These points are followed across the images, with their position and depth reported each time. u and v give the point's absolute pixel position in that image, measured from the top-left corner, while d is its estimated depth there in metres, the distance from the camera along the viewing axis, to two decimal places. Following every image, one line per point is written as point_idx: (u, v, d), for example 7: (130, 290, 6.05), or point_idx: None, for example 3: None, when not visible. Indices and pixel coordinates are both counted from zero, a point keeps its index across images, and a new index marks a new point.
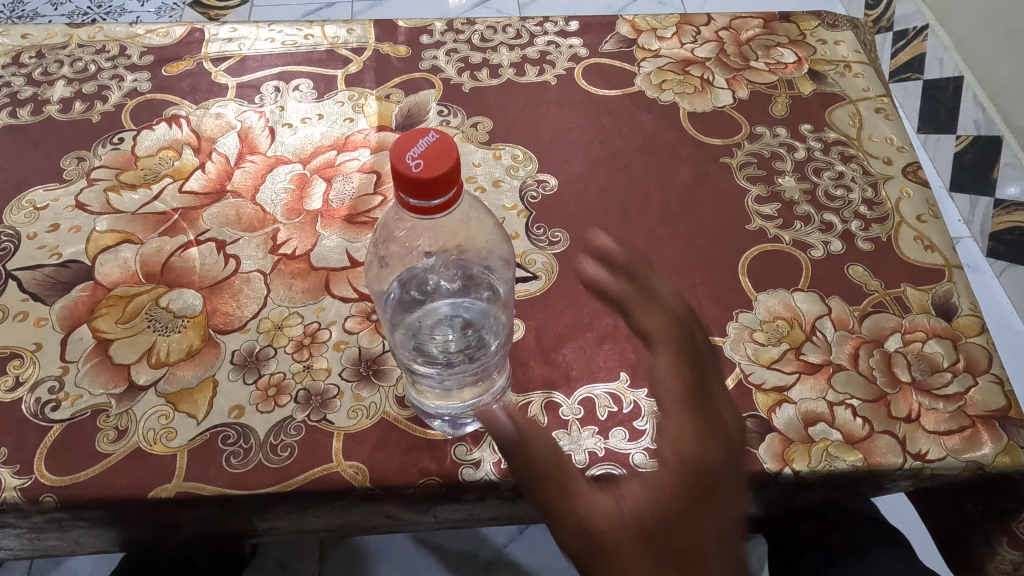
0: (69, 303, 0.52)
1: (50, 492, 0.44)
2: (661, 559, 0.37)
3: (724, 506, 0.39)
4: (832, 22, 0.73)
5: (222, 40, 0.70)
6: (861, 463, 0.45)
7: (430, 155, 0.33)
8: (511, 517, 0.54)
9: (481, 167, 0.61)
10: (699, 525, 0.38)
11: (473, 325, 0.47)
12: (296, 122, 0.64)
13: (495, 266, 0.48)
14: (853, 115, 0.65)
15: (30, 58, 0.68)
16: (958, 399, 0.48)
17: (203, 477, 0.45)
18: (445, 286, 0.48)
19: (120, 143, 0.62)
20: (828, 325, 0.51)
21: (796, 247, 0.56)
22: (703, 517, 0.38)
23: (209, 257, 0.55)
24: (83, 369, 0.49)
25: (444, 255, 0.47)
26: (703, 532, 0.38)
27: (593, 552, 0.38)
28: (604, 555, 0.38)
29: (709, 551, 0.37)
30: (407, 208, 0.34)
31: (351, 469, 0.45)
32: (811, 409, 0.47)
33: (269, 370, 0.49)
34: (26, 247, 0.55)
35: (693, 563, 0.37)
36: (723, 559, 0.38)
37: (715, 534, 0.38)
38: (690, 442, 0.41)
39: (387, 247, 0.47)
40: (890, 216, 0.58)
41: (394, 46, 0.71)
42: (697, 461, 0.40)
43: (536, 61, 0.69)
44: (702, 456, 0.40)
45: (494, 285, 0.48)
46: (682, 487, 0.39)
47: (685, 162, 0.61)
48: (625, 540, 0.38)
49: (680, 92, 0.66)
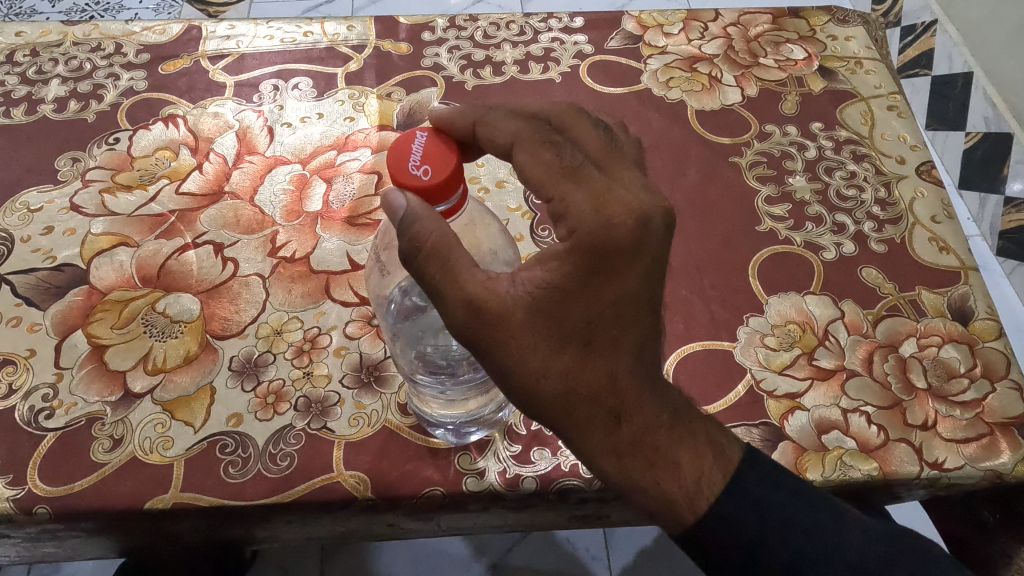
0: (64, 308, 0.51)
1: (43, 503, 0.43)
2: (564, 338, 0.35)
3: (629, 271, 0.35)
4: (843, 17, 0.72)
5: (220, 37, 0.69)
6: (876, 472, 0.44)
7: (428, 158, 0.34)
8: (516, 526, 0.53)
9: (484, 167, 0.59)
10: (597, 298, 0.35)
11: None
12: (296, 121, 0.62)
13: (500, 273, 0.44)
14: (864, 113, 0.64)
15: (24, 56, 0.67)
16: (975, 406, 0.46)
17: (200, 487, 0.44)
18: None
19: (116, 143, 0.61)
20: (841, 329, 0.50)
21: (808, 249, 0.54)
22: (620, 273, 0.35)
23: (206, 261, 0.53)
24: (78, 377, 0.48)
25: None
26: (604, 301, 0.35)
27: (489, 324, 0.35)
28: (498, 325, 0.35)
29: (611, 321, 0.35)
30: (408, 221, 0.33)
31: (352, 479, 0.44)
32: (825, 417, 0.46)
33: (268, 376, 0.48)
34: (20, 250, 0.54)
35: (598, 344, 0.36)
36: (625, 307, 0.35)
37: (633, 309, 0.36)
38: (586, 216, 0.34)
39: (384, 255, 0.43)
40: (904, 217, 0.56)
41: (396, 43, 0.69)
42: (598, 230, 0.34)
43: (540, 58, 0.68)
44: (604, 222, 0.34)
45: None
46: (583, 246, 0.34)
47: (693, 161, 0.60)
48: (520, 312, 0.35)
49: (687, 89, 0.65)
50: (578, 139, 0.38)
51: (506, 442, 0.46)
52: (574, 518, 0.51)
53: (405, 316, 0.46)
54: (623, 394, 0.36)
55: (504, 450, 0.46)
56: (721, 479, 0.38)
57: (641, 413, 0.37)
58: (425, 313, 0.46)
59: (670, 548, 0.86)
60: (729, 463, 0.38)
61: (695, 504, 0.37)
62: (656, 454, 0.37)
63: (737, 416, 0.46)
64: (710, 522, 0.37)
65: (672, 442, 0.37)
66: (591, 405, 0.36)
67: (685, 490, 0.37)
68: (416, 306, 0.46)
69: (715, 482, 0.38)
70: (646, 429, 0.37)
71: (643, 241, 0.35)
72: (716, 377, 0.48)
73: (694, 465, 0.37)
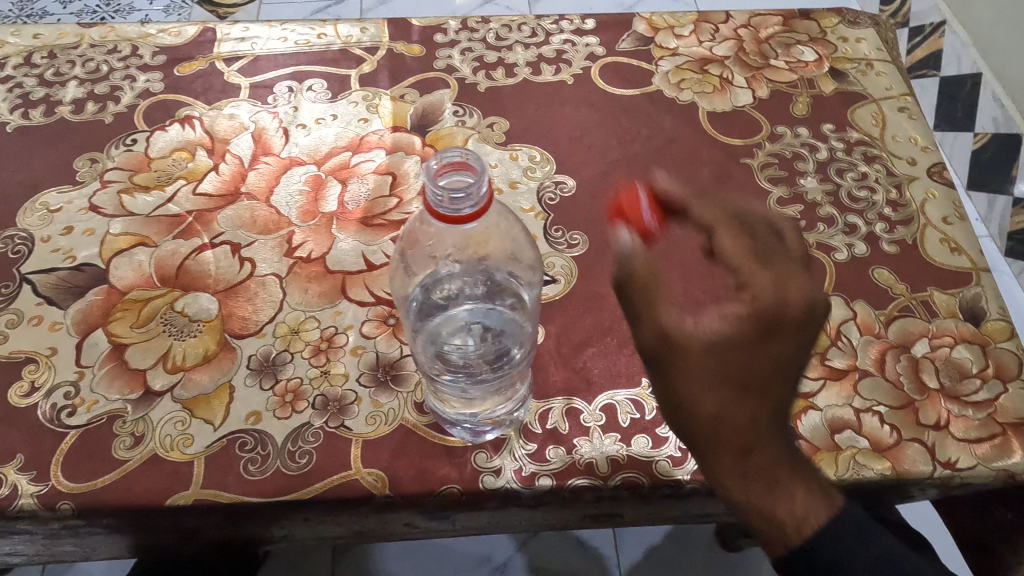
0: (84, 307, 0.52)
1: (66, 499, 0.44)
2: (729, 381, 0.40)
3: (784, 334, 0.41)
4: (853, 19, 0.72)
5: (235, 39, 0.70)
6: (890, 472, 0.44)
7: (461, 166, 0.34)
8: (529, 524, 0.53)
9: (498, 168, 0.60)
10: (769, 353, 0.40)
11: (494, 331, 0.47)
12: (310, 123, 0.63)
13: (523, 279, 0.47)
14: (875, 114, 0.64)
15: (42, 58, 0.67)
16: (987, 406, 0.47)
17: (220, 484, 0.44)
18: (466, 291, 0.47)
19: (133, 144, 0.61)
20: (853, 329, 0.50)
21: (819, 250, 0.55)
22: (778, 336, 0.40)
23: (224, 261, 0.54)
24: (99, 375, 0.49)
25: (470, 262, 0.45)
26: (765, 355, 0.40)
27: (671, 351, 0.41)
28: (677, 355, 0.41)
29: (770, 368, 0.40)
30: (447, 206, 0.32)
31: (370, 476, 0.45)
32: (838, 416, 0.46)
33: (286, 375, 0.49)
34: (40, 250, 0.55)
35: (754, 386, 0.40)
36: (785, 360, 0.41)
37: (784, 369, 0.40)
38: (768, 291, 0.41)
39: (412, 253, 0.44)
40: (915, 218, 0.57)
41: (409, 45, 0.70)
42: (774, 302, 0.40)
43: (551, 60, 0.68)
44: (781, 298, 0.41)
45: (518, 291, 0.47)
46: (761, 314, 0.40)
47: (706, 162, 0.61)
48: (697, 349, 0.40)
49: (699, 91, 0.65)
50: (737, 240, 0.45)
51: (522, 440, 0.46)
52: (588, 517, 0.51)
53: (424, 316, 0.47)
54: (762, 428, 0.40)
55: (519, 449, 0.46)
56: (825, 516, 0.39)
57: (771, 448, 0.40)
58: (443, 312, 0.47)
59: (678, 547, 0.87)
60: (833, 504, 0.40)
61: (801, 531, 0.39)
62: (782, 489, 0.39)
63: None
64: (813, 551, 0.39)
65: (792, 478, 0.40)
66: (736, 433, 0.40)
67: (794, 517, 0.39)
68: (436, 305, 0.47)
69: (818, 515, 0.39)
70: (777, 465, 0.40)
71: (810, 321, 0.41)
72: None
73: (806, 500, 0.40)
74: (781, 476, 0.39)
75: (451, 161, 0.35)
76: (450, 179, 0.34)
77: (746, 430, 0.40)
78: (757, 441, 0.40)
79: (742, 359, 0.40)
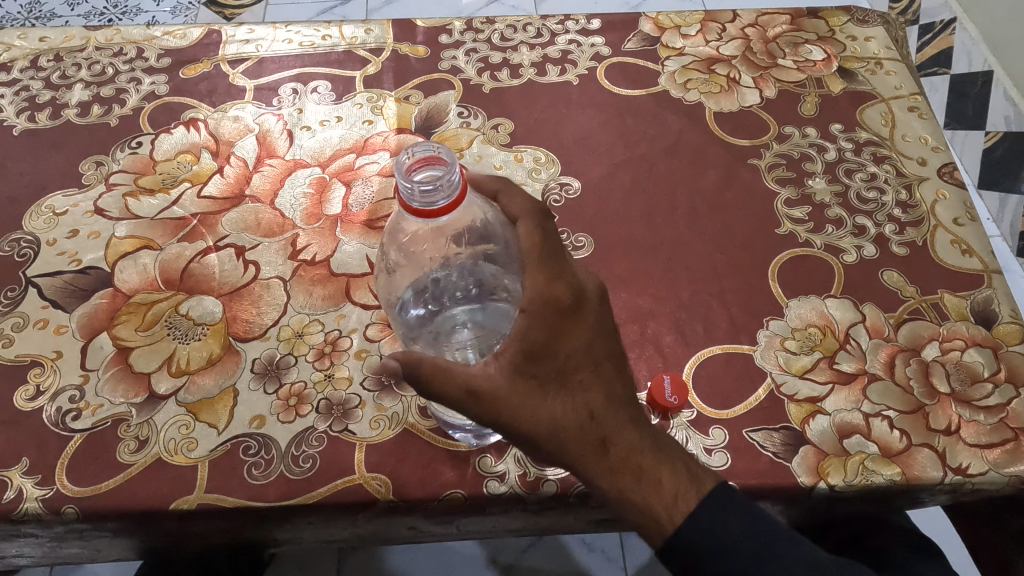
0: (90, 310, 0.52)
1: (71, 503, 0.44)
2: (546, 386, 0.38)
3: (585, 320, 0.39)
4: (862, 17, 0.71)
5: (240, 41, 0.70)
6: (899, 478, 0.44)
7: (431, 162, 0.34)
8: (534, 528, 0.53)
9: (502, 170, 0.59)
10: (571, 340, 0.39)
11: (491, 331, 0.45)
12: (315, 124, 0.63)
13: (505, 264, 0.44)
14: (885, 114, 0.63)
15: (48, 61, 0.68)
16: (999, 411, 0.46)
17: (224, 488, 0.44)
18: (457, 288, 0.45)
19: (138, 147, 0.61)
20: (862, 333, 0.50)
21: (828, 252, 0.54)
22: (576, 328, 0.39)
23: (228, 263, 0.54)
24: (104, 378, 0.49)
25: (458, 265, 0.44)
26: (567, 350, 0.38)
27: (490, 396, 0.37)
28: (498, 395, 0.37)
29: (586, 363, 0.39)
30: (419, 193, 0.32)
31: (374, 481, 0.45)
32: (847, 421, 0.46)
33: (290, 379, 0.49)
34: (46, 253, 0.55)
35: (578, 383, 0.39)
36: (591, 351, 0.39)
37: (596, 355, 0.39)
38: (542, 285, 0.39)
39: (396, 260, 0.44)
40: (926, 219, 0.56)
41: (413, 46, 0.70)
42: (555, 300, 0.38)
43: (557, 60, 0.68)
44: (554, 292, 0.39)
45: (504, 278, 0.44)
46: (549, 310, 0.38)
47: (712, 163, 0.60)
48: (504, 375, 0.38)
49: (705, 91, 0.65)
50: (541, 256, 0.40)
51: None
52: (593, 521, 0.51)
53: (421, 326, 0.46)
54: (604, 423, 0.39)
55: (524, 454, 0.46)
56: (694, 495, 0.39)
57: (627, 437, 0.39)
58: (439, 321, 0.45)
59: None
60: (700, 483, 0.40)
61: (674, 515, 0.39)
62: (647, 473, 0.39)
63: (758, 419, 0.46)
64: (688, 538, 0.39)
65: (656, 464, 0.39)
66: (581, 436, 0.38)
67: (665, 503, 0.39)
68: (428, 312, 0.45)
69: (689, 500, 0.39)
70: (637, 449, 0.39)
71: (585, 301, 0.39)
72: (736, 381, 0.48)
73: (672, 482, 0.39)
74: (641, 458, 0.39)
75: (422, 156, 0.34)
76: (423, 173, 0.33)
77: (588, 429, 0.38)
78: (610, 432, 0.39)
79: (548, 362, 0.38)
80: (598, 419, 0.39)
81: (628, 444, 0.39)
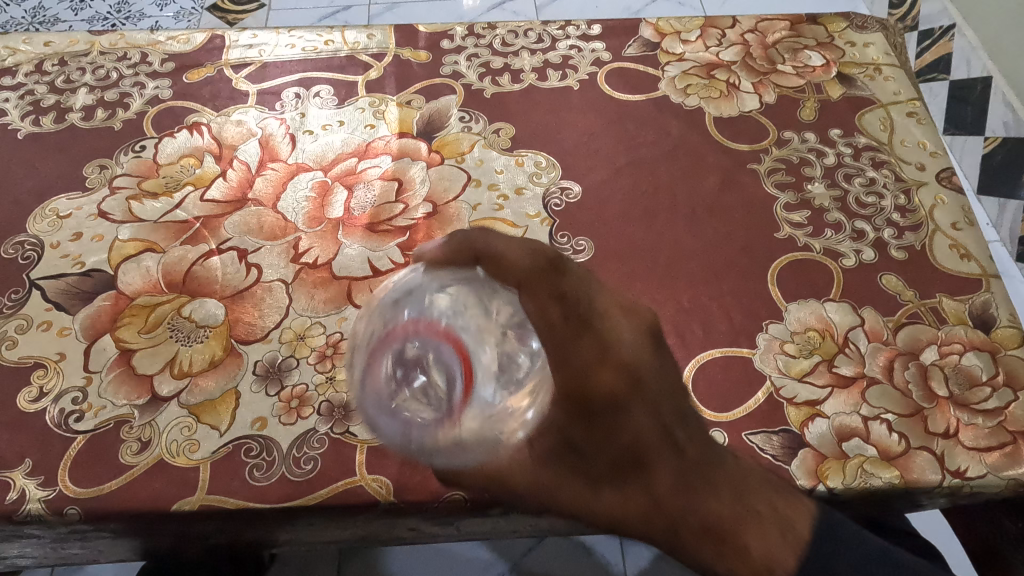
0: (93, 312, 0.52)
1: (74, 504, 0.44)
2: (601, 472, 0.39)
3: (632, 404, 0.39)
4: (861, 23, 0.72)
5: (243, 46, 0.70)
6: (898, 480, 0.44)
7: None
8: (534, 531, 0.53)
9: (503, 174, 0.60)
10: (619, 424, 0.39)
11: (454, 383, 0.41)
12: (317, 129, 0.63)
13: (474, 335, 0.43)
14: (883, 119, 0.63)
15: (53, 66, 0.68)
16: (997, 414, 0.46)
17: (226, 490, 0.45)
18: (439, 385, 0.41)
19: (142, 151, 0.62)
20: (861, 336, 0.50)
21: (827, 256, 0.54)
22: (630, 414, 0.39)
23: (230, 266, 0.54)
24: (107, 380, 0.49)
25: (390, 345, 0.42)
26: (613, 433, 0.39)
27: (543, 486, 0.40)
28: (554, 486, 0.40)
29: (650, 446, 0.39)
30: None
31: (375, 483, 0.45)
32: (845, 424, 0.46)
33: (292, 381, 0.49)
34: (50, 256, 0.55)
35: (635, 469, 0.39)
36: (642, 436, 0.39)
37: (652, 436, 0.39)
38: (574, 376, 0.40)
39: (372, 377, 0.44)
40: (924, 224, 0.56)
41: (415, 51, 0.70)
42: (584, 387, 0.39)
43: (558, 65, 0.69)
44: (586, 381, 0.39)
45: (480, 348, 0.42)
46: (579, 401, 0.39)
47: (712, 167, 0.60)
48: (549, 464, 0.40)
49: (705, 96, 0.65)
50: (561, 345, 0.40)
51: None
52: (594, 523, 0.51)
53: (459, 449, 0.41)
54: (671, 506, 0.38)
55: None
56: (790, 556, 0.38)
57: (706, 509, 0.38)
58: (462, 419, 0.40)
59: None
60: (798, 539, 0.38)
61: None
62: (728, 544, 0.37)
63: (757, 422, 0.46)
64: None
65: (739, 531, 0.37)
66: (648, 521, 0.38)
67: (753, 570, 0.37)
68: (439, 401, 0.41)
69: (786, 559, 0.38)
70: (721, 517, 0.38)
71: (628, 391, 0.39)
72: (736, 383, 0.48)
73: (762, 547, 0.38)
74: (720, 529, 0.37)
75: None
76: None
77: (653, 513, 0.38)
78: (677, 513, 0.38)
79: (598, 455, 0.39)
80: (663, 503, 0.38)
81: (705, 517, 0.38)
